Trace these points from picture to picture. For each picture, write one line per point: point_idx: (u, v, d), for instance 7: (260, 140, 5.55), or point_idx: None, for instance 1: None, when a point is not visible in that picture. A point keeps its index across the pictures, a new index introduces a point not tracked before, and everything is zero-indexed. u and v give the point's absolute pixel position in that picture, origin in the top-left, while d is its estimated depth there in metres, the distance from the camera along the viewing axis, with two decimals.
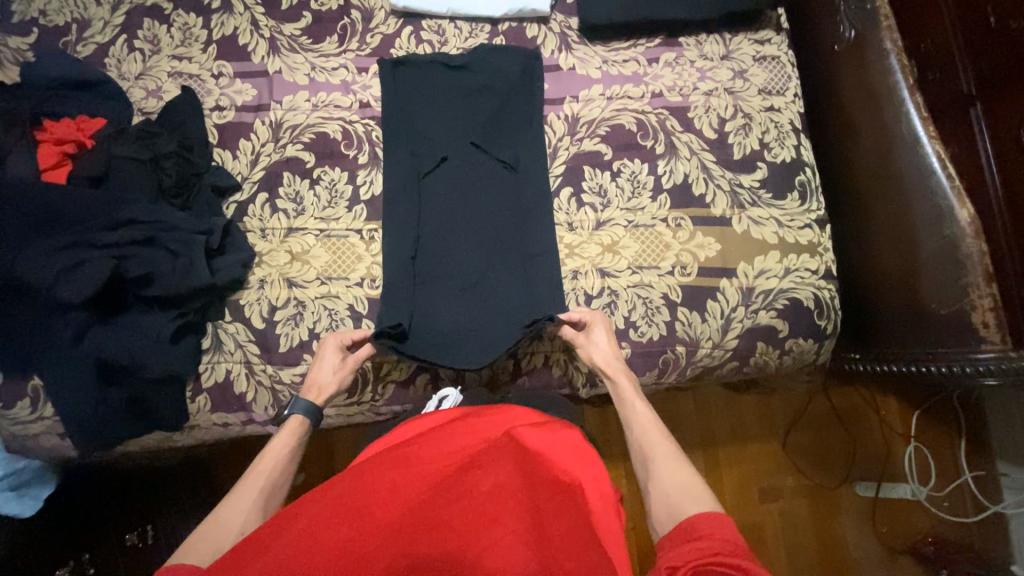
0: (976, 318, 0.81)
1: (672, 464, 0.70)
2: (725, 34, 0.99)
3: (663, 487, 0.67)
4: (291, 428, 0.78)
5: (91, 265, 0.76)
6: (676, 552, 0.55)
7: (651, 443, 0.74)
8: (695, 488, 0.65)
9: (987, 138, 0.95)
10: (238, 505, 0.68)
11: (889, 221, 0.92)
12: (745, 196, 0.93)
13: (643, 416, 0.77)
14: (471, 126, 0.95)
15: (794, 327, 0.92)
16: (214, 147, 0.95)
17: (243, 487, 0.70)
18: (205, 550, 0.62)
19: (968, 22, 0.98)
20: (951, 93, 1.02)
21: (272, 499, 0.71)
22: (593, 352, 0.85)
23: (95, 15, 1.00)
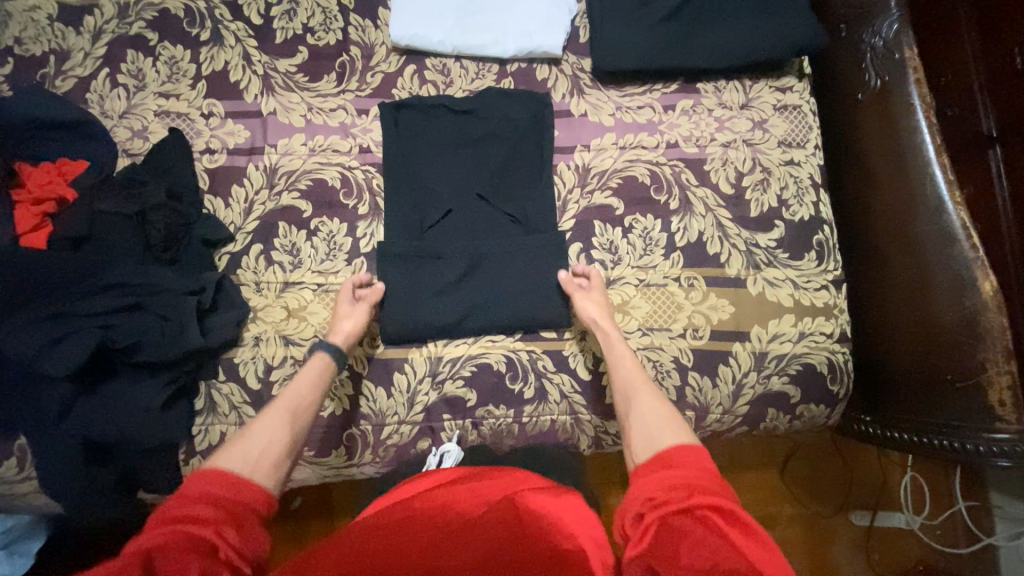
0: (991, 395, 0.81)
1: (670, 424, 0.68)
2: (745, 81, 0.95)
3: (653, 419, 0.69)
4: (314, 363, 0.77)
5: (77, 336, 0.72)
6: (652, 480, 0.59)
7: (631, 384, 0.75)
8: (672, 423, 0.68)
9: (1003, 179, 0.89)
10: (268, 420, 0.68)
11: (901, 285, 0.88)
12: (761, 256, 0.90)
13: (628, 361, 0.78)
14: (473, 175, 0.90)
15: (805, 392, 0.90)
16: (205, 194, 0.90)
17: (272, 406, 0.70)
18: (236, 456, 0.62)
19: (990, 59, 0.91)
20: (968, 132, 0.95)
21: (300, 414, 0.71)
22: (584, 304, 0.84)
23: (75, 45, 0.93)
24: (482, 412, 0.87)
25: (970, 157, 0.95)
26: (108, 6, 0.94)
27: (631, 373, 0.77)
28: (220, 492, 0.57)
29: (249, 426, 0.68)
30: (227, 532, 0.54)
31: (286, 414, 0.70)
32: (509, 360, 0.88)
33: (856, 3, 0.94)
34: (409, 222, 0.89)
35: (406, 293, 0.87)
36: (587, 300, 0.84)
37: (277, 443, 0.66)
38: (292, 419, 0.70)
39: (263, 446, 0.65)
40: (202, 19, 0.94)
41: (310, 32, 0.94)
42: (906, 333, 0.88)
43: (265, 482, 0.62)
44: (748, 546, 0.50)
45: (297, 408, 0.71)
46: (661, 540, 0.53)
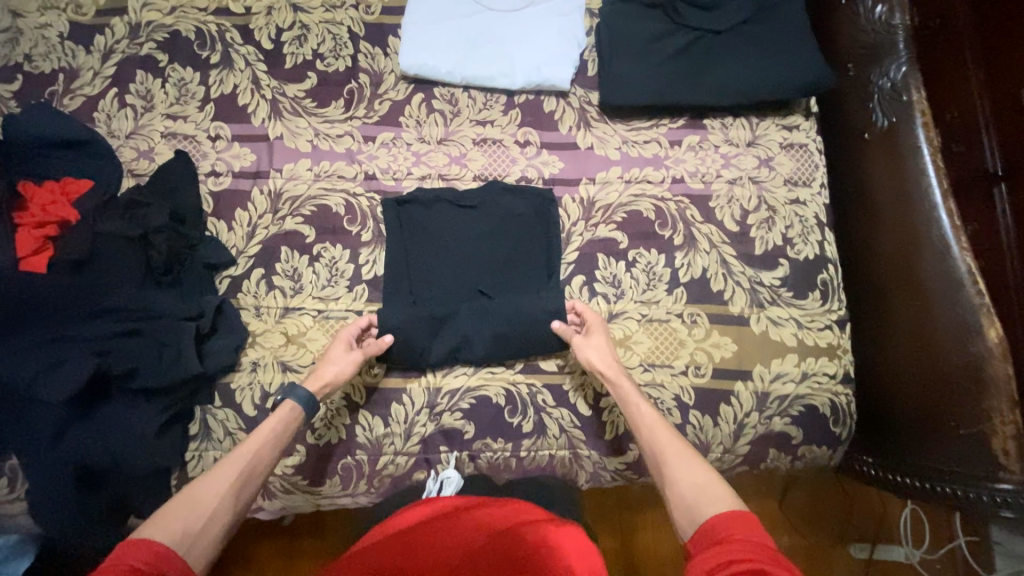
0: (995, 444, 0.77)
1: (713, 488, 0.63)
2: (752, 118, 0.95)
3: (696, 479, 0.65)
4: (280, 412, 0.75)
5: (75, 362, 0.72)
6: (709, 555, 0.54)
7: (657, 440, 0.71)
8: (711, 488, 0.63)
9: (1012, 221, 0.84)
10: (215, 486, 0.65)
11: (906, 329, 0.87)
12: (765, 295, 0.90)
13: (651, 418, 0.73)
14: (472, 268, 0.88)
15: (807, 434, 0.89)
16: (208, 217, 0.90)
17: (219, 470, 0.67)
18: (175, 527, 0.59)
19: (997, 94, 0.86)
20: (971, 168, 0.90)
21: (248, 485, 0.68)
22: (591, 355, 0.80)
23: (85, 64, 0.94)
24: (479, 445, 0.86)
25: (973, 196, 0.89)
26: (120, 26, 0.95)
27: (661, 431, 0.72)
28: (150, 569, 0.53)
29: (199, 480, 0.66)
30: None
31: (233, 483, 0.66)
32: (508, 394, 0.86)
33: (864, 44, 0.94)
34: (404, 264, 0.88)
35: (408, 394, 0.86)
36: (596, 343, 0.81)
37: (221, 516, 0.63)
38: (239, 490, 0.66)
39: (206, 522, 0.61)
40: (212, 42, 0.95)
41: (320, 58, 0.95)
42: (911, 380, 0.86)
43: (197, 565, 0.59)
44: None
45: (246, 477, 0.68)
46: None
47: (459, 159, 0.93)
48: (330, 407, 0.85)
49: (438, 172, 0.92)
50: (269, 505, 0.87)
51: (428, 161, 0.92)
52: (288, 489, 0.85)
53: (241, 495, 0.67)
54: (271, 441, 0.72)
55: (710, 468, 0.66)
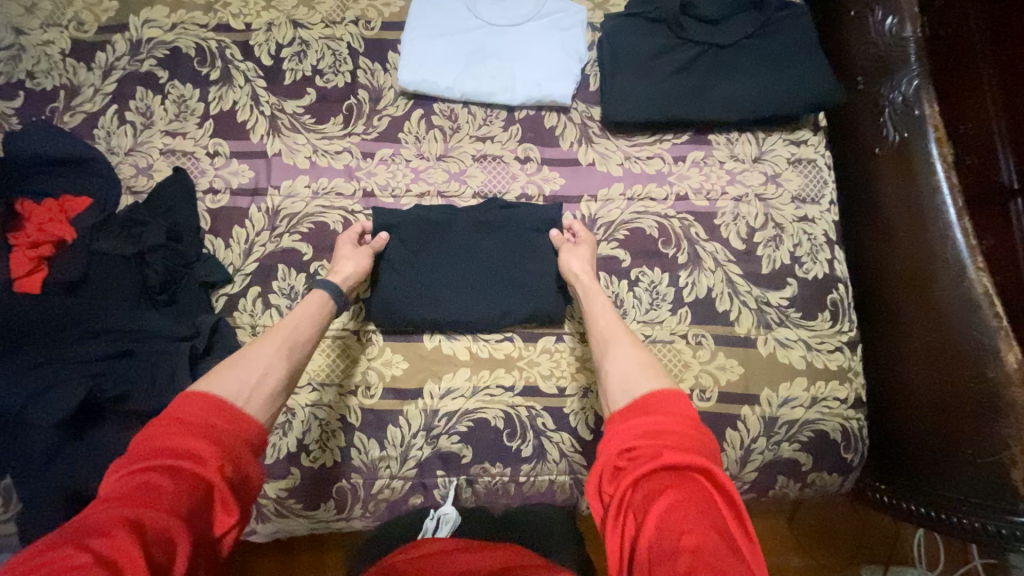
0: (1014, 474, 0.72)
1: (647, 370, 0.68)
2: (759, 134, 0.93)
3: (631, 362, 0.70)
4: (310, 299, 0.77)
5: (68, 384, 0.72)
6: (630, 428, 0.59)
7: (611, 333, 0.75)
8: (649, 369, 0.68)
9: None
10: (262, 353, 0.68)
11: (920, 349, 0.83)
12: (773, 315, 0.87)
13: (606, 308, 0.79)
14: (475, 280, 0.85)
15: (817, 460, 0.85)
16: (206, 234, 0.89)
17: (269, 340, 0.70)
18: (232, 384, 0.62)
19: (1014, 106, 0.83)
20: (987, 182, 0.87)
21: (295, 349, 0.71)
22: (573, 260, 0.83)
23: (86, 81, 0.94)
24: (477, 470, 0.84)
25: (991, 211, 0.86)
26: (121, 43, 0.95)
27: (610, 324, 0.77)
28: (210, 420, 0.57)
29: (244, 351, 0.68)
30: (226, 469, 0.55)
31: (280, 347, 0.70)
32: (508, 417, 0.84)
33: (874, 57, 0.91)
34: (404, 275, 0.85)
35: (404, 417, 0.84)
36: (579, 253, 0.84)
37: (273, 373, 0.67)
38: (288, 354, 0.70)
39: (259, 377, 0.65)
40: (212, 58, 0.95)
41: (319, 74, 0.94)
42: (928, 404, 0.83)
43: (260, 417, 0.63)
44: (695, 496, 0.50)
45: (291, 343, 0.71)
46: (622, 523, 0.51)
47: (459, 176, 0.91)
48: (325, 429, 0.83)
49: (437, 189, 0.91)
50: (263, 528, 0.86)
51: (427, 178, 0.91)
52: (282, 514, 0.83)
53: (293, 359, 0.70)
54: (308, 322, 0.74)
55: (648, 354, 0.71)
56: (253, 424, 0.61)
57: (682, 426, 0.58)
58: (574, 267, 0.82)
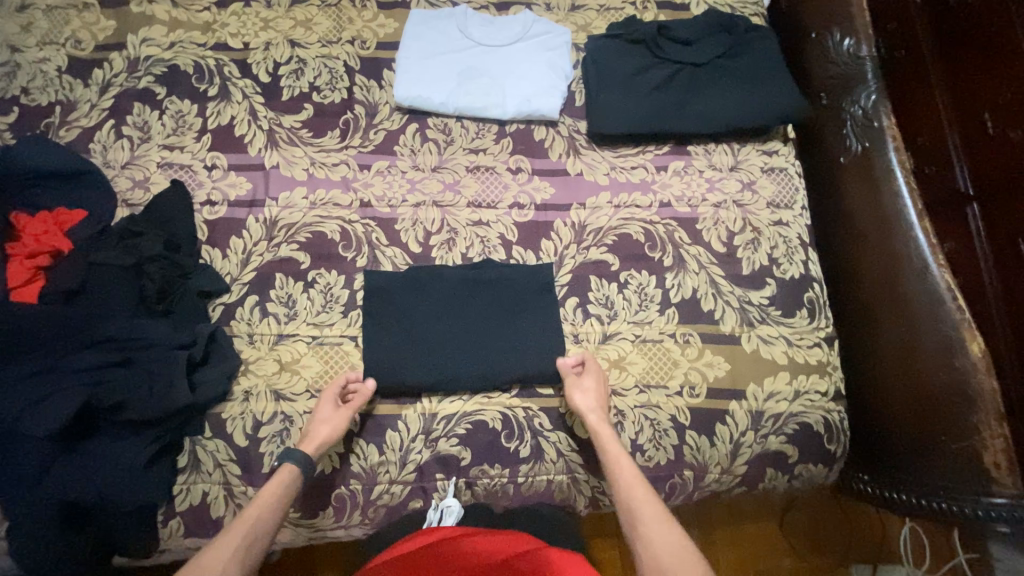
0: (986, 458, 0.77)
1: (684, 561, 0.64)
2: (734, 145, 0.99)
3: (664, 545, 0.66)
4: (279, 477, 0.74)
5: (62, 395, 0.71)
6: None
7: (635, 502, 0.72)
8: (684, 554, 0.65)
9: (984, 238, 0.87)
10: (217, 556, 0.64)
11: (893, 347, 0.88)
12: (755, 313, 0.92)
13: (630, 472, 0.75)
14: (474, 332, 0.87)
15: (803, 452, 0.89)
16: (203, 245, 0.90)
17: (222, 540, 0.66)
18: None
19: (963, 119, 0.91)
20: (944, 190, 0.93)
21: (254, 548, 0.67)
22: (581, 400, 0.81)
23: (82, 96, 0.95)
24: (476, 472, 0.85)
25: (948, 216, 0.93)
26: (119, 61, 0.97)
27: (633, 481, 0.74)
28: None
29: (194, 559, 0.64)
30: None
31: (238, 547, 0.66)
32: (505, 418, 0.86)
33: (835, 74, 0.99)
34: (406, 296, 0.88)
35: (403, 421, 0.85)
36: (587, 395, 0.82)
37: None
38: (244, 554, 0.66)
39: None
40: (210, 75, 0.97)
41: (316, 90, 0.97)
42: (903, 396, 0.87)
43: None
44: None
45: (250, 540, 0.67)
46: None
47: (453, 187, 0.95)
48: None
49: (432, 198, 0.94)
50: None
51: (423, 189, 0.94)
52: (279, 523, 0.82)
53: (251, 556, 0.66)
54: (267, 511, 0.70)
55: (681, 533, 0.68)
56: None
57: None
58: (584, 408, 0.81)
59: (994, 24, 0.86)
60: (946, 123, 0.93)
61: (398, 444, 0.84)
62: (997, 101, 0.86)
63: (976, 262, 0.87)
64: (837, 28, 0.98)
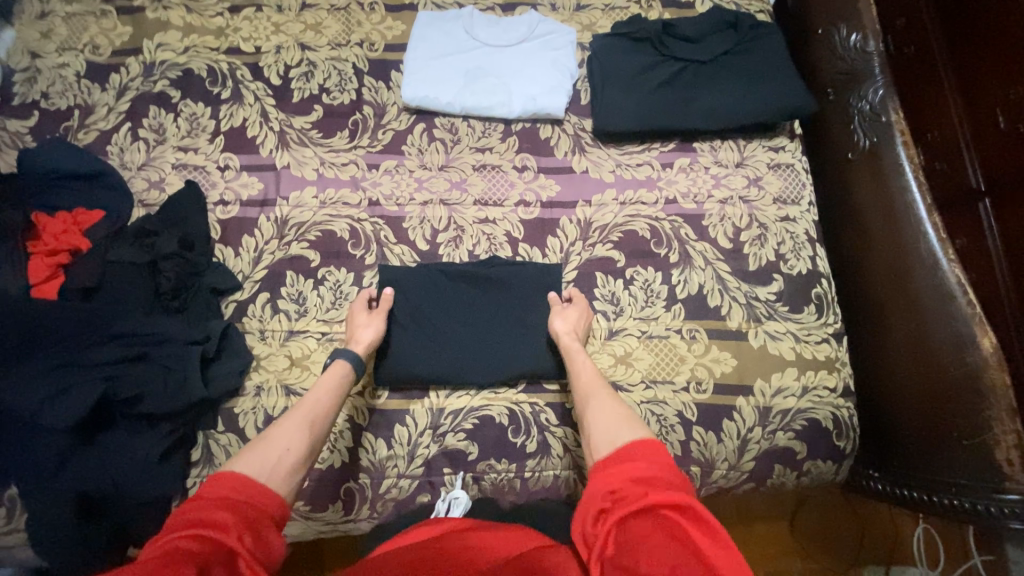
0: (998, 454, 0.76)
1: (628, 422, 0.66)
2: (739, 141, 1.00)
3: (607, 416, 0.68)
4: (333, 370, 0.77)
5: (81, 389, 0.73)
6: (610, 475, 0.57)
7: (592, 392, 0.75)
8: (628, 420, 0.67)
9: (996, 235, 0.86)
10: (286, 428, 0.68)
11: (902, 342, 0.87)
12: (762, 309, 0.91)
13: (591, 372, 0.79)
14: (472, 332, 0.87)
15: (811, 448, 0.89)
16: (216, 243, 0.92)
17: (290, 416, 0.70)
18: (255, 459, 0.62)
19: (974, 115, 0.90)
20: (957, 187, 0.93)
21: (319, 423, 0.71)
22: (559, 322, 0.85)
23: (100, 100, 0.98)
24: (483, 467, 0.85)
25: (962, 212, 0.92)
26: (135, 65, 1.00)
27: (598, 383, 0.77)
28: (233, 497, 0.56)
29: (269, 431, 0.68)
30: (245, 537, 0.53)
31: (304, 421, 0.69)
32: (511, 413, 0.86)
33: (842, 70, 0.99)
34: (415, 290, 0.89)
35: (410, 416, 0.86)
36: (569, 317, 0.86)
37: (295, 450, 0.66)
38: (311, 426, 0.69)
39: (282, 453, 0.64)
40: (223, 79, 1.00)
41: (326, 92, 0.99)
42: (912, 392, 0.86)
43: (282, 491, 0.61)
44: (704, 543, 0.48)
45: (315, 417, 0.71)
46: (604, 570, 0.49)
47: (459, 185, 0.96)
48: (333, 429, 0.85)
49: (439, 197, 0.95)
50: None
51: (430, 187, 0.96)
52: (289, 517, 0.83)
53: (316, 431, 0.70)
54: (325, 395, 0.74)
55: (628, 406, 0.70)
56: (277, 499, 0.59)
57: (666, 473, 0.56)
58: (561, 329, 0.84)
59: (1003, 19, 0.85)
60: (957, 118, 0.92)
61: (406, 439, 0.85)
62: (1007, 97, 0.84)
63: (989, 258, 0.87)
64: (843, 23, 0.98)
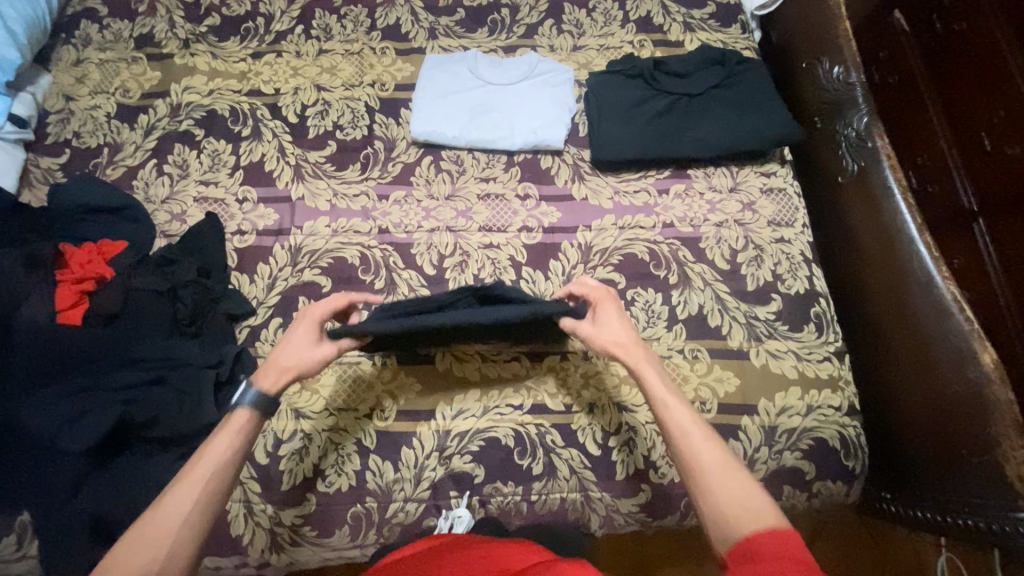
0: (1009, 471, 0.74)
1: (748, 488, 0.58)
2: (732, 168, 1.04)
3: (712, 470, 0.60)
4: (233, 423, 0.66)
5: (98, 412, 0.76)
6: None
7: (685, 430, 0.64)
8: (744, 483, 0.59)
9: (992, 251, 0.87)
10: (175, 506, 0.59)
11: (906, 359, 0.88)
12: (762, 329, 0.93)
13: (679, 404, 0.67)
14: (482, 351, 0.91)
15: (820, 468, 0.88)
16: (232, 271, 0.96)
17: (182, 485, 0.60)
18: (137, 556, 0.55)
19: (962, 139, 0.94)
20: (950, 209, 0.95)
21: (219, 486, 0.62)
22: (607, 333, 0.76)
23: (128, 139, 1.05)
24: (490, 490, 0.85)
25: (956, 232, 0.94)
26: (162, 107, 1.08)
27: (681, 410, 0.66)
28: None
29: (158, 501, 0.59)
30: None
31: (200, 493, 0.60)
32: (518, 435, 0.87)
33: (827, 100, 1.04)
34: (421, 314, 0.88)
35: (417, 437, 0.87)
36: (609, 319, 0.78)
37: (183, 539, 0.57)
38: (211, 488, 0.61)
39: (167, 549, 0.56)
40: (244, 118, 1.07)
41: (339, 128, 1.06)
42: (919, 409, 0.85)
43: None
44: None
45: (212, 479, 0.62)
46: None
47: (465, 213, 1.00)
48: (340, 453, 0.86)
49: (446, 224, 0.99)
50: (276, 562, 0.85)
51: (437, 216, 1.00)
52: (295, 542, 0.83)
53: (216, 492, 0.61)
54: (226, 457, 0.63)
55: (731, 454, 0.62)
56: None
57: (800, 575, 0.49)
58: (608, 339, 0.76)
59: (977, 49, 0.90)
60: (946, 143, 0.96)
61: (413, 462, 0.86)
62: (992, 121, 0.88)
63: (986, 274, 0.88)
64: (826, 57, 1.04)
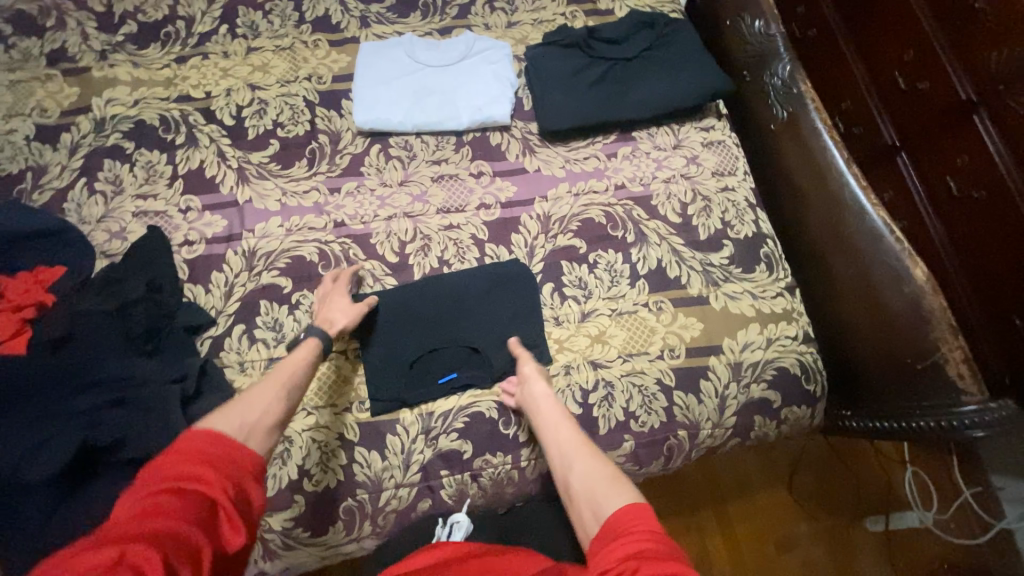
0: (950, 370, 0.82)
1: (615, 483, 0.64)
2: (673, 126, 1.08)
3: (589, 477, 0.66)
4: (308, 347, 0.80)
5: (58, 441, 0.72)
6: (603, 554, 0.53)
7: (572, 446, 0.72)
8: (614, 478, 0.64)
9: (914, 178, 0.92)
10: (262, 395, 0.69)
11: (849, 285, 0.93)
12: (718, 274, 0.98)
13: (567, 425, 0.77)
14: (456, 329, 0.91)
15: (785, 396, 0.94)
16: (185, 283, 0.92)
17: (265, 384, 0.71)
18: (231, 420, 0.63)
19: (879, 81, 0.98)
20: (874, 146, 0.99)
21: (292, 393, 0.73)
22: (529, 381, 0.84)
23: (51, 160, 0.99)
24: (480, 463, 0.86)
25: (883, 167, 0.97)
26: (85, 123, 1.02)
27: (567, 430, 0.76)
28: (206, 450, 0.57)
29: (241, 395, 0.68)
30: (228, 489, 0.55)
31: (281, 388, 0.72)
32: (500, 407, 0.89)
33: (752, 53, 1.10)
34: (397, 312, 0.91)
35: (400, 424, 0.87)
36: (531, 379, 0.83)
37: (273, 412, 0.67)
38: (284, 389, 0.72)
39: (259, 416, 0.66)
40: (177, 125, 1.02)
41: (280, 126, 1.03)
42: (866, 330, 0.91)
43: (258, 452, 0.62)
44: None
45: (288, 387, 0.73)
46: None
47: (420, 197, 1.00)
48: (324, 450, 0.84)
49: (403, 210, 0.99)
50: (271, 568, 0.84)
51: (392, 203, 0.99)
52: (289, 546, 0.82)
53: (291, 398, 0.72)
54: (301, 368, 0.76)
55: (614, 464, 0.67)
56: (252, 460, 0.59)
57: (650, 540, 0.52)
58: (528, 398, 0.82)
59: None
60: (864, 86, 1.01)
61: (399, 449, 0.86)
62: (902, 59, 0.92)
63: None
64: (747, 12, 1.11)
